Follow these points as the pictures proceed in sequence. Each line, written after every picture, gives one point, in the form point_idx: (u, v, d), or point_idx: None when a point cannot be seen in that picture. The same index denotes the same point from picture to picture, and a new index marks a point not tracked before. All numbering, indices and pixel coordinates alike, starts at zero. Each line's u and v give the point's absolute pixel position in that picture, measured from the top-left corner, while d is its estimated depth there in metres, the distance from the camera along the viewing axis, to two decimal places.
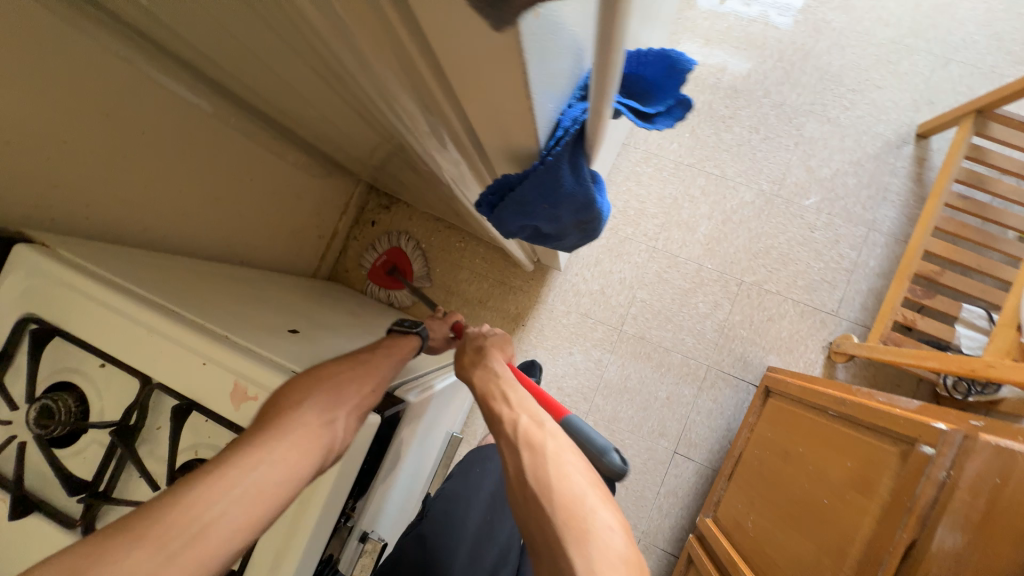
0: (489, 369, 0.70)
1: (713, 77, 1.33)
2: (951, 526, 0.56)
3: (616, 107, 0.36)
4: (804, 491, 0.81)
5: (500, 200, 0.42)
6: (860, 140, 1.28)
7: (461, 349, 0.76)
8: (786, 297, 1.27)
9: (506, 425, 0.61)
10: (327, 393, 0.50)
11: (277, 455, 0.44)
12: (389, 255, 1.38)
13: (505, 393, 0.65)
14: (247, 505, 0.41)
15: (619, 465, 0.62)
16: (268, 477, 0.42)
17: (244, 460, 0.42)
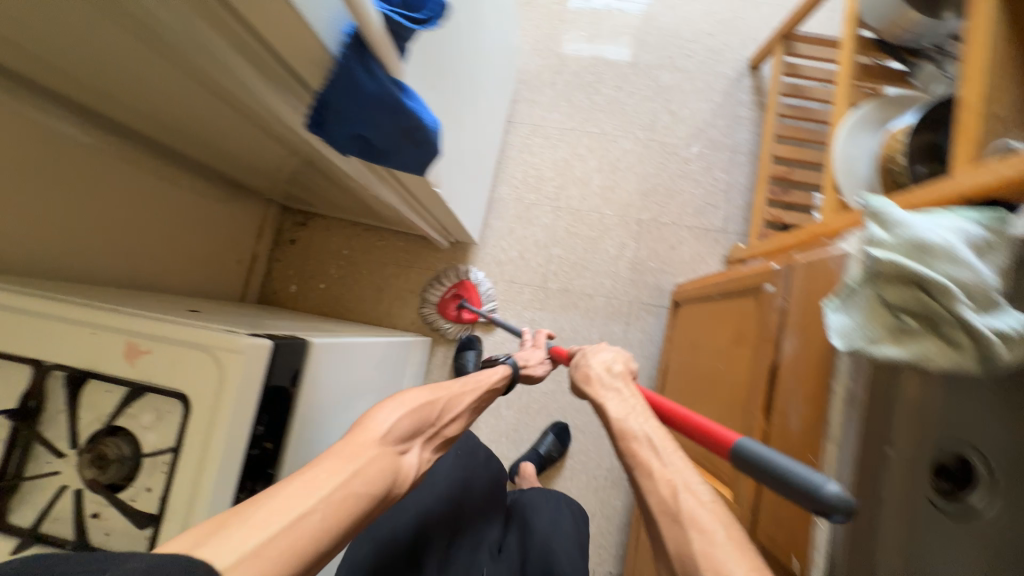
0: (633, 407, 0.68)
1: (574, 52, 1.51)
2: (791, 334, 0.66)
3: (385, 13, 0.45)
4: (709, 367, 0.92)
5: (324, 116, 0.50)
6: (707, 80, 1.48)
7: (597, 378, 0.76)
8: (680, 225, 1.42)
9: (660, 483, 0.55)
10: (403, 428, 0.64)
11: (367, 467, 0.56)
12: (461, 290, 1.37)
13: (652, 433, 0.62)
14: (332, 510, 0.50)
15: (843, 500, 0.44)
16: (355, 485, 0.53)
17: (331, 466, 0.53)
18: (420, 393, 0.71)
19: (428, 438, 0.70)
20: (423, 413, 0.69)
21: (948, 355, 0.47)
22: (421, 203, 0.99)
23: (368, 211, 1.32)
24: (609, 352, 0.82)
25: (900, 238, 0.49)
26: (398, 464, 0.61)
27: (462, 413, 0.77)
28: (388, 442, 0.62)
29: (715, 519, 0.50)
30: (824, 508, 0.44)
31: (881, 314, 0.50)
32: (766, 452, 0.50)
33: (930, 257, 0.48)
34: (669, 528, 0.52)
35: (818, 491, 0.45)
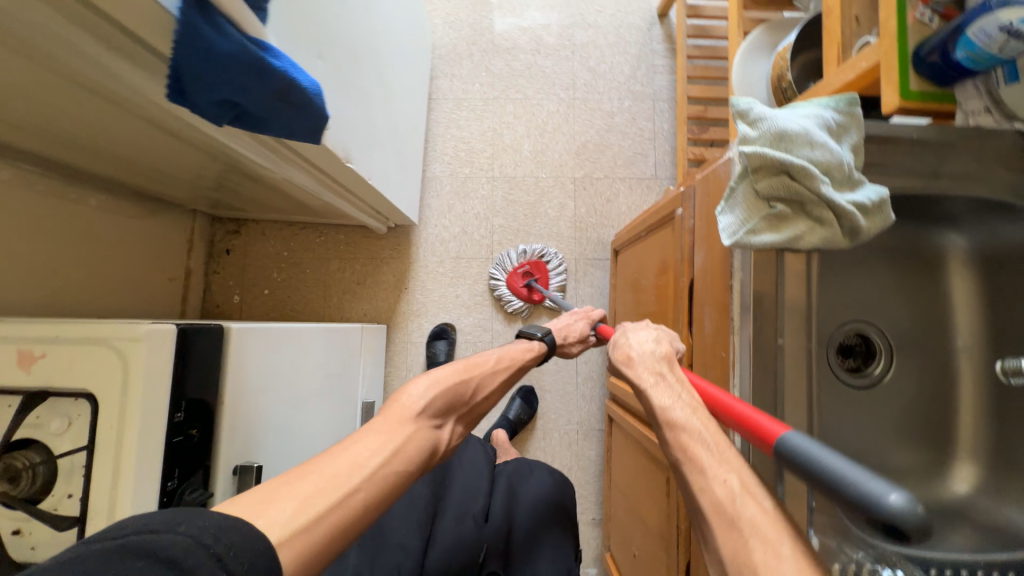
0: (680, 393, 0.53)
1: (487, 21, 1.51)
2: (698, 250, 0.70)
3: None
4: (645, 300, 0.95)
5: (182, 84, 0.47)
6: (619, 33, 1.51)
7: (637, 359, 0.62)
8: (614, 178, 1.45)
9: (714, 483, 0.44)
10: (438, 405, 0.64)
11: (405, 444, 0.56)
12: (533, 269, 1.37)
13: (701, 428, 0.48)
14: (375, 487, 0.50)
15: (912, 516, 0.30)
16: (397, 463, 0.54)
17: (375, 445, 0.53)
18: (452, 369, 0.71)
19: (463, 413, 0.70)
20: (459, 389, 0.69)
21: (819, 233, 0.51)
22: (343, 185, 0.97)
23: (298, 208, 1.28)
24: (648, 334, 0.68)
25: (762, 131, 0.51)
26: (433, 438, 0.62)
27: (494, 390, 0.76)
28: (426, 418, 0.62)
29: (777, 529, 0.40)
30: (885, 525, 0.31)
31: (759, 205, 0.53)
32: (809, 449, 0.38)
33: (792, 145, 0.51)
34: (724, 534, 0.41)
35: (879, 507, 0.31)
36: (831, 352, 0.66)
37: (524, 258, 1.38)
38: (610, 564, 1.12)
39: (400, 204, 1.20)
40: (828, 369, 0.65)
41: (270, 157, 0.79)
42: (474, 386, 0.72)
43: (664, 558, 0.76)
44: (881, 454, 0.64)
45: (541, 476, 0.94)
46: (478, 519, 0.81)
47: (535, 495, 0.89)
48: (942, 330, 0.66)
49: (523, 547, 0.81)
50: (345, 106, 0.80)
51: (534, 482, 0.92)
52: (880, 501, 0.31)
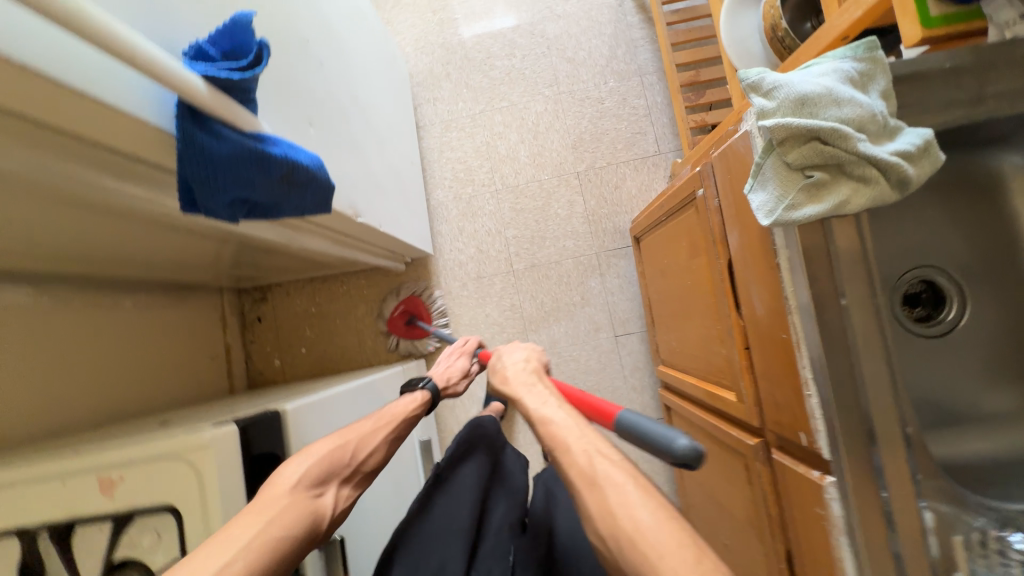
0: (546, 396, 0.64)
1: (457, 37, 1.50)
2: (730, 229, 0.67)
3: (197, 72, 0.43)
4: (680, 284, 0.92)
5: (193, 193, 0.47)
6: (591, 16, 1.47)
7: (514, 374, 0.70)
8: (617, 163, 1.42)
9: (577, 454, 0.54)
10: (315, 472, 0.60)
11: (278, 521, 0.52)
12: (410, 306, 1.38)
13: (564, 416, 0.59)
14: (251, 558, 0.48)
15: (694, 451, 0.50)
16: (274, 533, 0.51)
17: (244, 522, 0.50)
18: (330, 440, 0.65)
19: (344, 481, 0.64)
20: (335, 451, 0.64)
21: (864, 191, 0.48)
22: (355, 239, 0.98)
23: (316, 265, 1.30)
24: (521, 347, 0.78)
25: (781, 100, 0.48)
26: (312, 511, 0.57)
27: (380, 446, 0.71)
28: (303, 490, 0.57)
29: (626, 475, 0.51)
30: (679, 460, 0.50)
31: (792, 176, 0.50)
32: (637, 419, 0.56)
33: (817, 107, 0.47)
34: (591, 493, 0.50)
35: (676, 447, 0.50)
36: (897, 304, 0.62)
37: (397, 299, 1.39)
38: None
39: (412, 241, 1.20)
40: (897, 323, 0.61)
41: (284, 233, 0.79)
42: (354, 447, 0.67)
43: (760, 548, 0.72)
44: (975, 403, 0.60)
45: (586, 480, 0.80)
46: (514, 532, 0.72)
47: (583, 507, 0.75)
48: (1010, 259, 0.61)
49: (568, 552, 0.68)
50: (343, 165, 0.81)
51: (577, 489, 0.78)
52: (674, 444, 0.51)
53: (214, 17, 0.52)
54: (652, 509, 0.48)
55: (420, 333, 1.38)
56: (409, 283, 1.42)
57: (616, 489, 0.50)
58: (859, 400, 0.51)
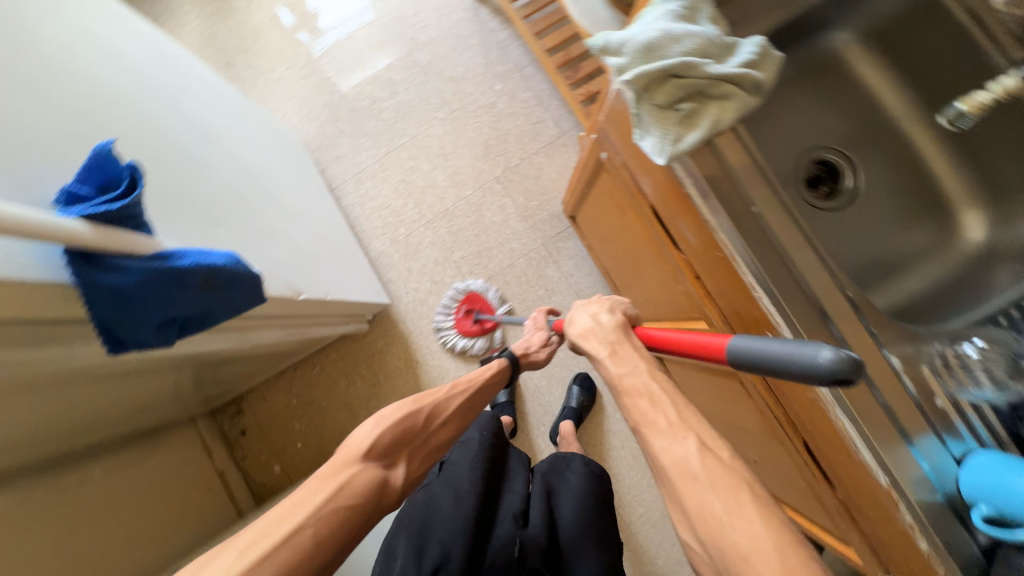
0: (636, 363, 0.63)
1: (338, 95, 1.52)
2: (640, 178, 0.71)
3: (74, 215, 0.42)
4: (622, 244, 0.97)
5: (116, 332, 0.46)
6: (454, 33, 1.53)
7: (593, 332, 0.70)
8: (530, 155, 1.46)
9: (666, 444, 0.53)
10: (386, 441, 0.67)
11: (344, 489, 0.60)
12: (471, 305, 1.36)
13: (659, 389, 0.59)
14: (320, 529, 0.55)
15: (843, 360, 0.39)
16: (342, 501, 0.58)
17: (316, 489, 0.58)
18: (400, 406, 0.73)
19: (416, 447, 0.72)
20: (408, 422, 0.71)
21: (731, 105, 0.52)
22: (308, 317, 0.96)
23: (280, 357, 1.26)
24: (585, 303, 0.77)
25: (630, 53, 0.52)
26: (381, 479, 0.65)
27: (452, 415, 0.78)
28: (373, 457, 0.66)
29: (702, 461, 0.51)
30: (824, 378, 0.40)
31: (667, 115, 0.54)
32: (754, 344, 0.47)
33: (663, 51, 0.52)
34: (686, 487, 0.51)
35: (813, 364, 0.40)
36: (803, 189, 0.67)
37: (456, 301, 1.37)
38: None
39: (365, 297, 1.19)
40: (810, 206, 0.67)
41: (233, 338, 0.76)
42: (427, 415, 0.74)
43: (783, 450, 0.75)
44: (899, 247, 0.66)
45: (581, 474, 0.90)
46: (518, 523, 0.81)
47: (577, 495, 0.86)
48: (874, 120, 0.69)
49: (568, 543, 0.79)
50: (266, 251, 0.80)
51: (574, 483, 0.88)
52: (814, 364, 0.40)
53: (80, 157, 0.51)
54: (745, 530, 0.47)
55: (483, 331, 1.35)
56: (460, 281, 1.40)
57: (718, 488, 0.49)
58: (799, 284, 0.55)
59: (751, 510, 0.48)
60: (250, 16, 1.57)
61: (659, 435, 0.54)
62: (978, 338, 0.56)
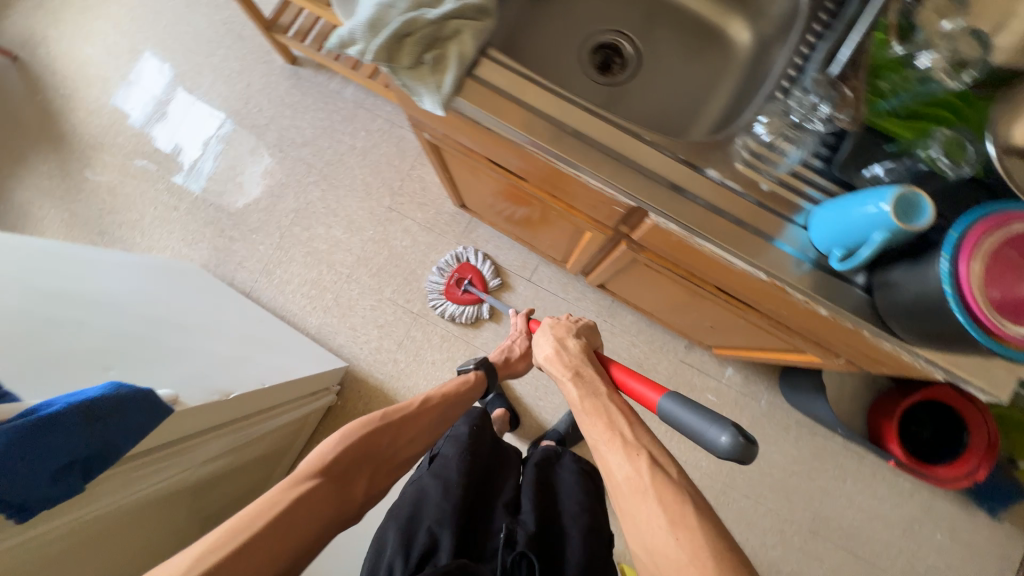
0: (593, 387, 0.69)
1: (213, 207, 1.55)
2: (460, 138, 0.74)
3: None
4: (502, 201, 1.00)
5: (14, 499, 0.48)
6: (289, 103, 1.57)
7: (560, 356, 0.75)
8: (407, 172, 1.50)
9: (619, 471, 0.58)
10: (348, 455, 0.71)
11: (304, 501, 0.62)
12: (462, 272, 1.40)
13: (612, 411, 0.64)
14: (276, 539, 0.56)
15: (743, 446, 0.57)
16: (301, 512, 0.60)
17: (275, 499, 0.60)
18: (367, 421, 0.76)
19: (379, 464, 0.75)
20: (372, 434, 0.75)
21: (465, 36, 0.56)
22: (252, 413, 0.94)
23: (276, 458, 1.21)
24: (547, 327, 0.82)
25: (360, 35, 0.56)
26: (340, 495, 0.67)
27: (421, 427, 0.82)
28: (332, 473, 0.68)
29: (649, 473, 0.56)
30: (722, 454, 0.58)
31: (421, 70, 0.57)
32: (679, 412, 0.64)
33: (385, 20, 0.56)
34: (641, 503, 0.55)
35: (718, 444, 0.58)
36: (593, 81, 0.74)
37: (448, 269, 1.41)
38: (727, 349, 1.11)
39: (319, 367, 1.20)
40: (605, 92, 0.73)
41: (177, 463, 0.75)
42: (392, 427, 0.78)
43: (711, 302, 0.79)
44: (693, 83, 0.72)
45: (573, 468, 0.93)
46: (509, 510, 0.84)
47: (569, 486, 0.89)
48: None
49: (565, 528, 0.82)
50: (178, 372, 0.81)
51: (566, 475, 0.92)
52: (719, 441, 0.58)
53: None
54: (687, 543, 0.51)
55: (473, 299, 1.39)
56: (457, 250, 1.44)
57: (665, 504, 0.53)
58: (611, 154, 0.57)
59: (693, 520, 0.52)
60: (100, 180, 1.58)
61: (616, 449, 0.59)
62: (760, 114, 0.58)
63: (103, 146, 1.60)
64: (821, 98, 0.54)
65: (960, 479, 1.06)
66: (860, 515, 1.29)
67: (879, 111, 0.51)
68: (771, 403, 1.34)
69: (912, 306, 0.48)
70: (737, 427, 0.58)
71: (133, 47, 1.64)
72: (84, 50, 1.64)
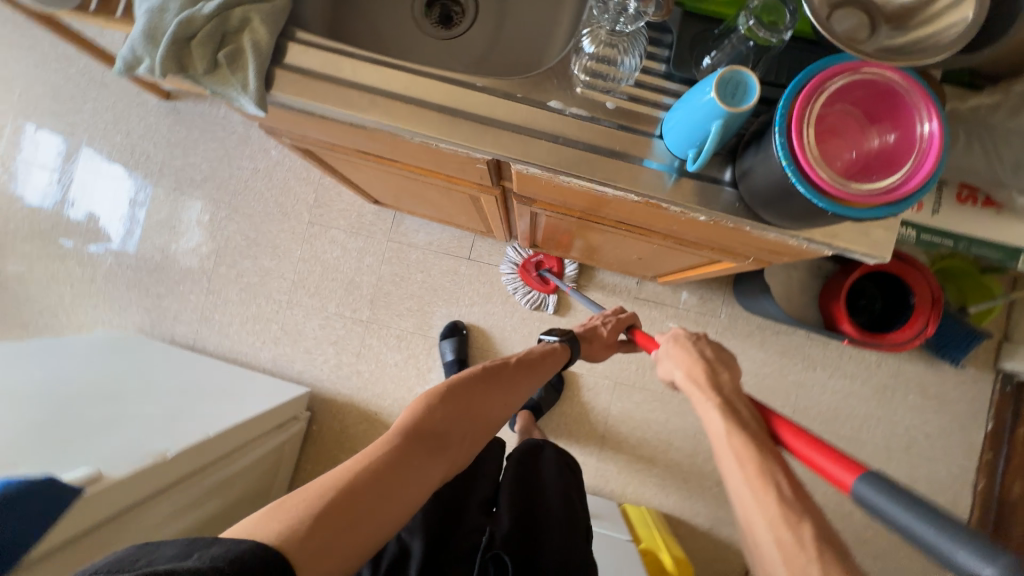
0: (751, 430, 0.59)
1: (133, 267, 1.47)
2: (313, 135, 0.69)
3: None
4: (400, 187, 0.95)
5: None
6: (178, 141, 1.48)
7: (702, 379, 0.67)
8: (319, 182, 1.44)
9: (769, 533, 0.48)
10: (452, 414, 0.67)
11: (410, 464, 0.59)
12: (547, 257, 1.34)
13: (783, 474, 0.53)
14: (381, 509, 0.54)
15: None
16: (408, 480, 0.57)
17: (383, 455, 0.57)
18: (465, 380, 0.71)
19: (478, 429, 0.70)
20: (473, 393, 0.71)
21: (255, 23, 0.51)
22: (200, 466, 0.90)
23: (263, 497, 1.18)
24: (684, 341, 0.74)
25: (143, 50, 0.51)
26: (443, 464, 0.63)
27: (518, 387, 0.77)
28: (436, 434, 0.64)
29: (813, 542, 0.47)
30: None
31: (221, 73, 0.52)
32: (889, 503, 0.47)
33: (161, 28, 0.50)
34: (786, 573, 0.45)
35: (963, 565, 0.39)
36: (434, 42, 0.71)
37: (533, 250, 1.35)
38: (669, 276, 1.10)
39: (279, 399, 1.17)
40: (449, 50, 0.71)
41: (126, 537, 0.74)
42: (491, 385, 0.74)
43: (621, 235, 0.77)
44: (536, 13, 0.69)
45: (555, 460, 0.93)
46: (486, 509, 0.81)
47: (550, 481, 0.88)
48: None
49: (550, 522, 0.80)
50: (112, 444, 0.81)
51: (548, 471, 0.90)
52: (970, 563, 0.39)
53: None
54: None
55: (543, 286, 1.34)
56: None
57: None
58: (451, 110, 0.53)
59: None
60: (4, 270, 1.49)
61: (768, 502, 0.50)
62: (582, 31, 0.53)
63: None
64: None
65: (912, 339, 1.09)
66: (834, 398, 1.33)
67: None
68: (730, 316, 1.35)
69: (771, 190, 0.46)
70: (1012, 553, 0.38)
71: None
72: None
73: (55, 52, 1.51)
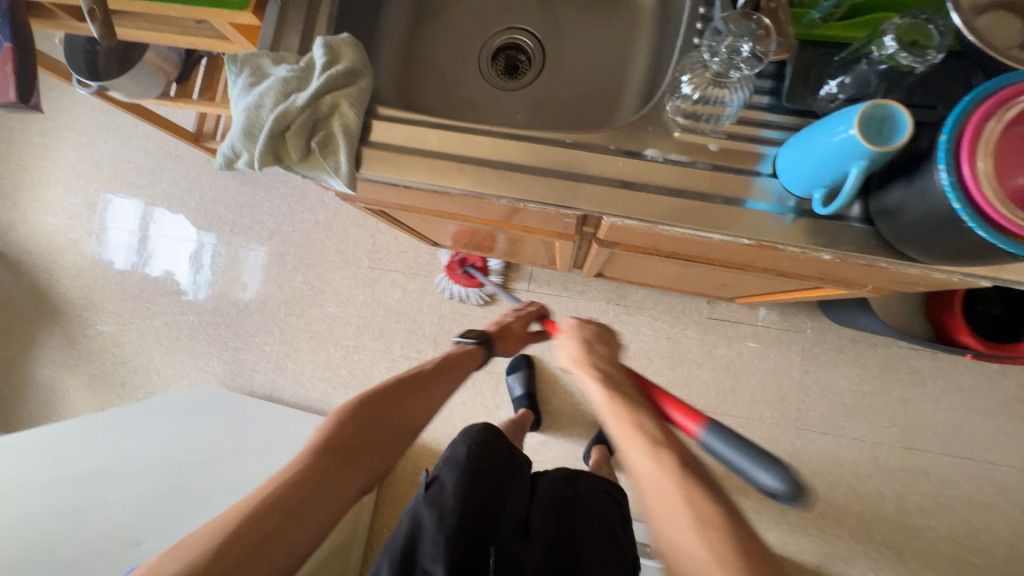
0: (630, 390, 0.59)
1: (212, 323, 1.56)
2: (391, 200, 0.69)
3: None
4: (466, 233, 0.94)
5: None
6: (245, 201, 1.57)
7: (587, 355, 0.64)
8: (375, 227, 1.48)
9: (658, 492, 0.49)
10: (365, 426, 0.61)
11: (317, 482, 0.53)
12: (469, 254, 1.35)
13: (648, 423, 0.54)
14: (284, 534, 0.48)
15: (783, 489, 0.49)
16: (315, 500, 0.52)
17: (283, 477, 0.52)
18: (381, 389, 0.65)
19: (400, 435, 0.63)
20: (389, 399, 0.64)
21: (344, 108, 0.52)
22: None
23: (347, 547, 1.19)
24: (570, 328, 0.69)
25: (241, 146, 0.52)
26: (362, 478, 0.57)
27: (439, 387, 0.70)
28: (349, 447, 0.58)
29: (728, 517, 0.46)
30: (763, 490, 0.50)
31: (314, 159, 0.53)
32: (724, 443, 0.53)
33: (257, 124, 0.52)
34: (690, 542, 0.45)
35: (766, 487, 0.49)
36: (504, 92, 0.71)
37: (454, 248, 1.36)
38: (751, 297, 1.02)
39: None
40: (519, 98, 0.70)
41: None
42: (406, 387, 0.67)
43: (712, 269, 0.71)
44: (606, 54, 0.67)
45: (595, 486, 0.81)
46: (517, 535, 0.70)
47: (595, 509, 0.76)
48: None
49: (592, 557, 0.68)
50: None
51: (585, 492, 0.78)
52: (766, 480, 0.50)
53: None
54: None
55: (471, 282, 1.36)
56: None
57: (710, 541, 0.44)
58: (540, 170, 0.51)
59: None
60: (104, 336, 1.62)
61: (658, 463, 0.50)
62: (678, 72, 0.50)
63: (95, 303, 1.64)
64: (739, 35, 0.45)
65: None
66: (951, 414, 1.18)
67: (810, 22, 0.47)
68: (817, 330, 1.24)
69: (924, 228, 0.40)
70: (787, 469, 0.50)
71: (89, 201, 1.67)
72: (47, 221, 1.69)
73: (136, 133, 1.66)
